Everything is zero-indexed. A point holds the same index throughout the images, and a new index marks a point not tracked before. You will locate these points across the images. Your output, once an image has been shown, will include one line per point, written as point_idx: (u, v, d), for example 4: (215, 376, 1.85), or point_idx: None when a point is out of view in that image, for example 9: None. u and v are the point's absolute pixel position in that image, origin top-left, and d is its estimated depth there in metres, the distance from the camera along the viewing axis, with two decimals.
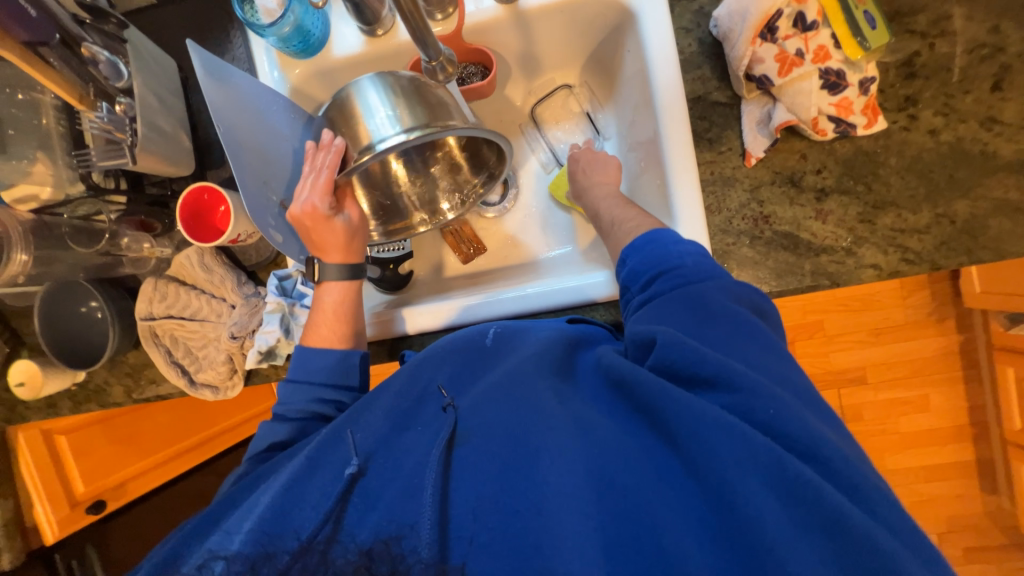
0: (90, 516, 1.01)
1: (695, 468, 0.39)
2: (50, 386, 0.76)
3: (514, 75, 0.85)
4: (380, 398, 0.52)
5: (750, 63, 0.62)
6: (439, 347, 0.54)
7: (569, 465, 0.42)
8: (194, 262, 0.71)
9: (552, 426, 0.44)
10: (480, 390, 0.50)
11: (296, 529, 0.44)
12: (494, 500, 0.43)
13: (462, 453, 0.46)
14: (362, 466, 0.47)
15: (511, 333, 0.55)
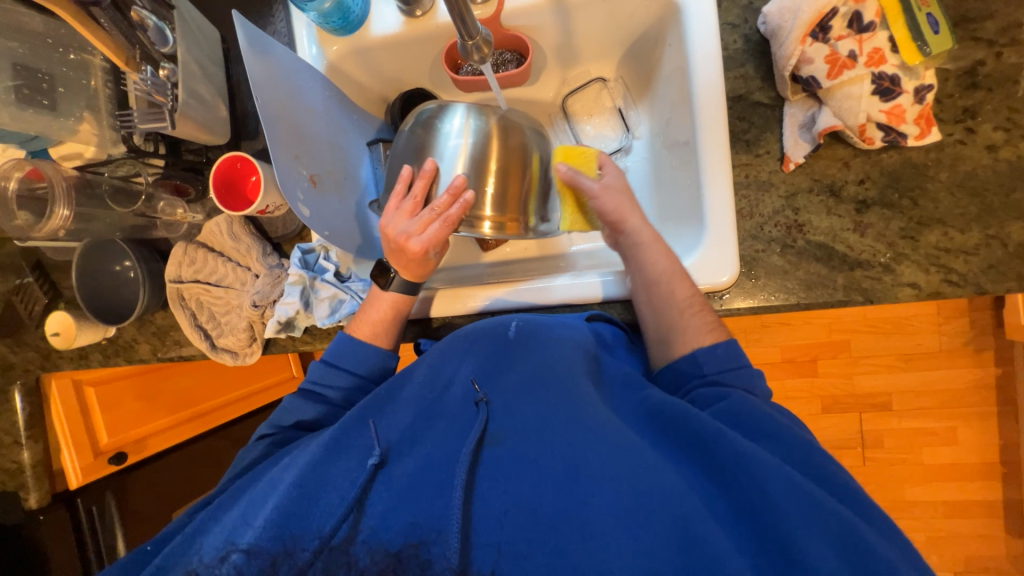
0: (111, 467, 1.04)
1: (733, 482, 0.41)
2: (82, 339, 0.79)
3: (550, 65, 0.83)
4: (405, 393, 0.51)
5: (798, 63, 0.59)
6: (467, 338, 0.53)
7: (616, 481, 0.41)
8: (223, 229, 0.73)
9: (595, 435, 0.44)
10: (514, 390, 0.50)
11: (315, 527, 0.43)
12: (535, 510, 0.41)
13: (495, 453, 0.45)
14: (383, 456, 0.46)
15: (535, 329, 0.55)
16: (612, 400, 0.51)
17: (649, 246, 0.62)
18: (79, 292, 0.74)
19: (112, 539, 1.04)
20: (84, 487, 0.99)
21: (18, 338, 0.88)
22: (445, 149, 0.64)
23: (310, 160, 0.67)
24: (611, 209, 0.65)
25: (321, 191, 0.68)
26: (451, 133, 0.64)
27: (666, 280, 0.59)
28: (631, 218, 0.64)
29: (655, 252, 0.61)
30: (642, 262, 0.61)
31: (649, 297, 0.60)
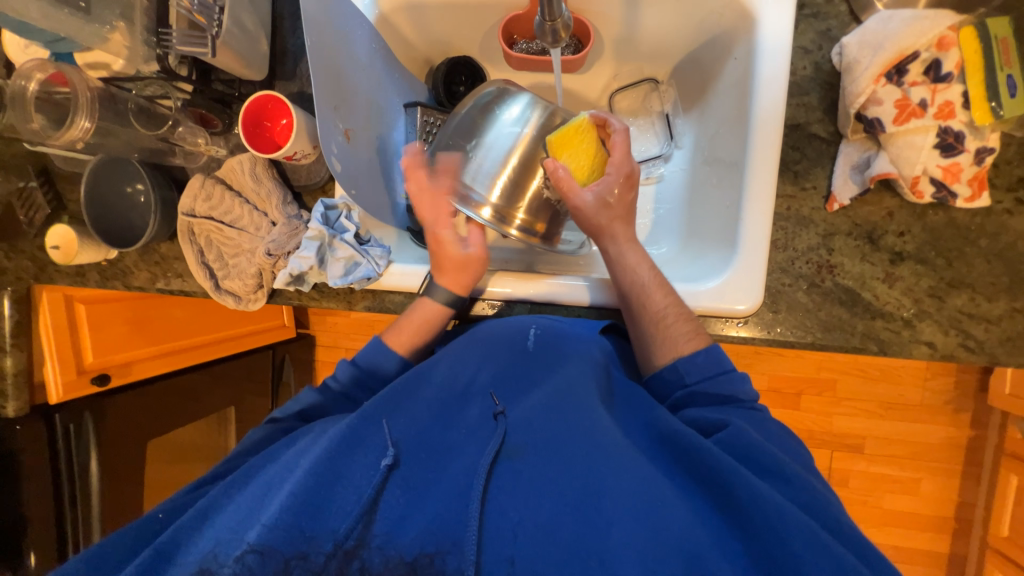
0: (94, 387, 1.03)
1: (740, 513, 0.41)
2: (83, 257, 0.77)
3: (605, 56, 0.80)
4: (422, 394, 0.52)
5: (866, 102, 0.57)
6: (480, 340, 0.56)
7: (632, 507, 0.41)
8: (246, 169, 0.70)
9: (615, 460, 0.44)
10: (533, 406, 0.50)
11: (329, 527, 0.40)
12: (553, 533, 0.40)
13: (512, 467, 0.44)
14: (397, 459, 0.45)
15: (556, 336, 0.57)
16: (623, 421, 0.51)
17: (631, 257, 0.60)
18: (87, 212, 0.71)
19: (86, 457, 0.98)
20: (64, 403, 0.98)
21: (14, 244, 0.85)
22: (502, 134, 0.68)
23: (347, 114, 0.65)
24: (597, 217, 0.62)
25: (354, 147, 0.66)
26: (511, 122, 0.68)
27: (640, 292, 0.58)
28: (615, 225, 0.62)
29: (637, 267, 0.60)
30: (624, 274, 0.60)
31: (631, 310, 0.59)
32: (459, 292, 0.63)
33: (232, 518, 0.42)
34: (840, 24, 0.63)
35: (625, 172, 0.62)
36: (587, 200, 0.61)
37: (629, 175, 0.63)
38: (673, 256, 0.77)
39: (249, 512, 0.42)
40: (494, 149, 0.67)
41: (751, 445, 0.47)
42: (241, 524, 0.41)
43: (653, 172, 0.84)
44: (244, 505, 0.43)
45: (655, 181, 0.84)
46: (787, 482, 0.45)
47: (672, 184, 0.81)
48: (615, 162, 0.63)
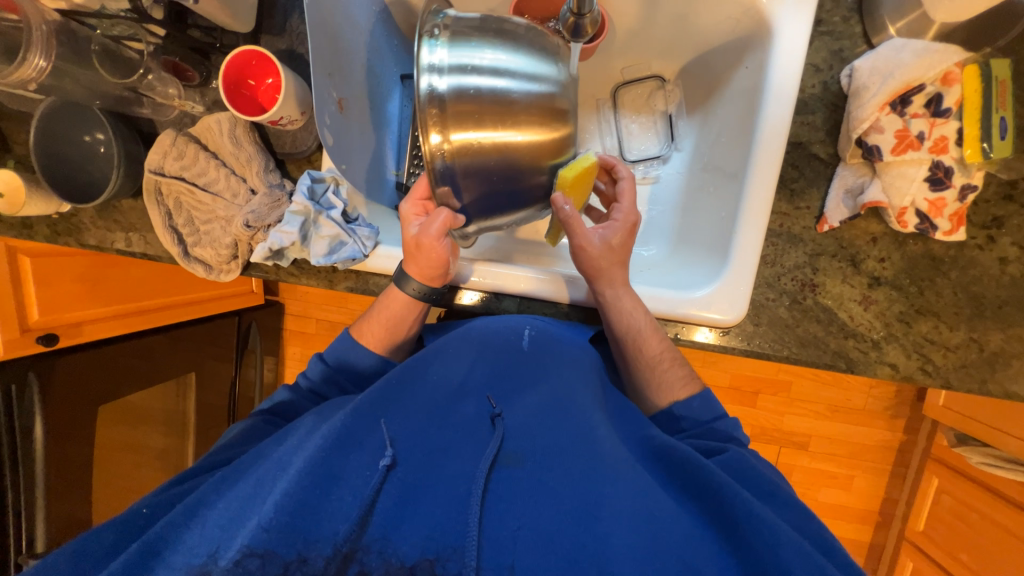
0: (40, 347, 0.96)
1: (734, 527, 0.43)
2: (30, 208, 0.70)
3: (616, 47, 0.78)
4: (416, 391, 0.52)
5: (868, 129, 0.58)
6: (481, 343, 0.56)
7: (630, 520, 0.42)
8: (224, 130, 0.65)
9: (614, 470, 0.45)
10: (529, 411, 0.51)
11: (328, 531, 0.41)
12: (551, 542, 0.41)
13: (512, 474, 0.45)
14: (394, 459, 0.45)
15: (548, 339, 0.56)
16: (619, 428, 0.52)
17: (626, 304, 0.59)
18: (36, 157, 0.65)
19: (30, 421, 0.92)
20: (6, 362, 0.90)
21: None
22: (496, 66, 0.51)
23: (342, 82, 0.60)
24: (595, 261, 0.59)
25: (347, 119, 0.62)
26: (510, 57, 0.52)
27: (636, 338, 0.59)
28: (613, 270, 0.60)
29: (635, 314, 0.59)
30: (619, 319, 0.59)
31: (627, 352, 0.60)
32: (428, 284, 0.60)
33: (225, 507, 0.43)
34: (852, 45, 0.63)
35: (631, 221, 0.62)
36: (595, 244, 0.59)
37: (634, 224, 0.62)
38: (663, 259, 0.77)
39: (243, 508, 0.43)
40: (482, 81, 0.50)
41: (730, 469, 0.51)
42: (235, 522, 0.42)
43: (649, 172, 0.83)
44: (237, 500, 0.44)
45: (651, 182, 0.83)
46: (778, 501, 0.49)
47: (669, 188, 0.81)
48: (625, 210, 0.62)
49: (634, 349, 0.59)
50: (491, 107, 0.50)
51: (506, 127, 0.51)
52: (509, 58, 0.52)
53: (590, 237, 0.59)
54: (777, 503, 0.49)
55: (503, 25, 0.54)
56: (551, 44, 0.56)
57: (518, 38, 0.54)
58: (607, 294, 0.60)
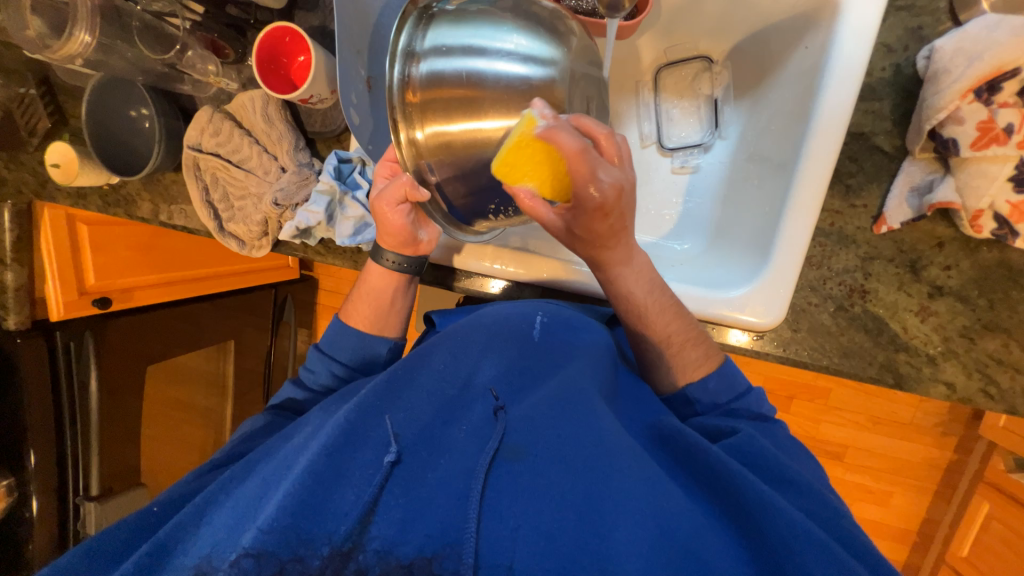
0: (95, 309, 1.02)
1: (744, 516, 0.41)
2: (83, 180, 0.73)
3: (660, 25, 0.73)
4: (422, 381, 0.52)
5: (945, 119, 0.51)
6: (489, 334, 0.56)
7: (637, 512, 0.40)
8: (258, 107, 0.66)
9: (619, 461, 0.43)
10: (533, 403, 0.50)
11: (328, 531, 0.41)
12: (552, 539, 0.40)
13: (513, 470, 0.44)
14: (399, 455, 0.45)
15: (558, 326, 0.58)
16: (626, 418, 0.51)
17: (626, 282, 0.55)
18: (87, 129, 0.68)
19: (86, 375, 1.00)
20: (65, 321, 0.98)
21: (15, 155, 0.84)
22: (476, 45, 0.46)
23: (370, 60, 0.59)
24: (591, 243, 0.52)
25: (375, 99, 0.60)
26: (501, 35, 0.46)
27: (640, 320, 0.57)
28: (614, 250, 0.52)
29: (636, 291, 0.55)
30: (621, 293, 0.56)
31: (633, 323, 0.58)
32: (403, 255, 0.63)
33: (226, 518, 0.43)
34: (933, 22, 0.56)
35: (601, 204, 0.45)
36: (556, 221, 0.48)
37: (624, 201, 0.46)
38: (697, 255, 0.72)
39: (245, 512, 0.43)
40: (450, 64, 0.46)
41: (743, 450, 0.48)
42: (237, 526, 0.42)
43: (689, 161, 0.78)
44: (241, 504, 0.44)
45: (689, 172, 0.78)
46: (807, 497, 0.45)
47: (708, 179, 0.76)
48: (613, 187, 0.44)
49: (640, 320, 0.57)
50: (457, 92, 0.46)
51: (481, 117, 0.46)
52: (492, 36, 0.46)
53: (551, 219, 0.48)
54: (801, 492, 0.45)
55: (529, 9, 0.48)
56: (576, 25, 0.51)
57: (535, 19, 0.48)
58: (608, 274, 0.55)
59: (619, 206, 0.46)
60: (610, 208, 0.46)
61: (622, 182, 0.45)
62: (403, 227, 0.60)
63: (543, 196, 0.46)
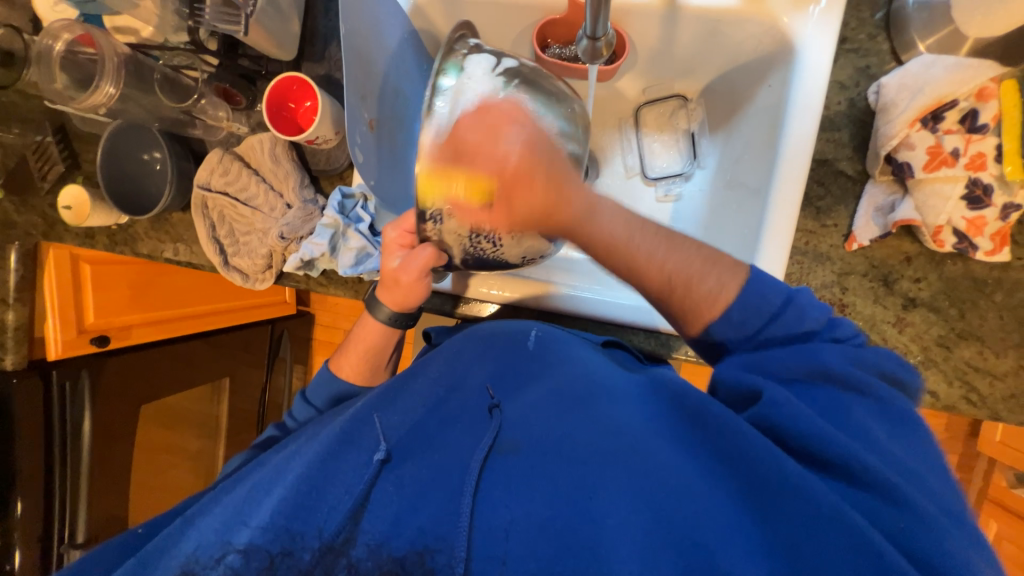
0: (94, 347, 1.03)
1: (766, 491, 0.40)
2: (93, 220, 0.76)
3: (638, 68, 0.80)
4: (414, 388, 0.58)
5: (898, 145, 0.57)
6: (489, 350, 0.61)
7: (629, 496, 0.42)
8: (266, 148, 0.71)
9: (615, 448, 0.45)
10: (524, 403, 0.53)
11: (318, 527, 0.44)
12: (545, 527, 0.41)
13: (506, 464, 0.46)
14: (389, 454, 0.49)
15: (554, 337, 0.62)
16: (629, 403, 0.51)
17: (674, 263, 0.48)
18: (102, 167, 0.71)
19: (80, 414, 1.00)
20: (62, 360, 0.98)
21: (26, 198, 0.88)
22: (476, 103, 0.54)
23: (373, 104, 0.64)
24: (619, 234, 0.47)
25: (376, 138, 0.65)
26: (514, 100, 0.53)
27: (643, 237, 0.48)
28: (603, 228, 0.47)
29: (694, 277, 0.47)
30: (664, 284, 0.48)
31: (676, 315, 0.50)
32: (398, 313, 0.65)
33: (218, 517, 0.45)
34: (880, 62, 0.63)
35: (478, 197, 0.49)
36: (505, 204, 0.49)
37: (540, 154, 0.48)
38: None
39: (237, 513, 0.45)
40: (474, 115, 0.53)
41: (781, 421, 0.43)
42: (225, 526, 0.43)
43: (672, 189, 0.83)
44: (231, 508, 0.45)
45: (673, 199, 0.83)
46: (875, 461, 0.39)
47: (691, 204, 0.81)
48: (499, 153, 0.48)
49: (683, 311, 0.49)
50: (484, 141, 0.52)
51: None
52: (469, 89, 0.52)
53: (494, 217, 0.49)
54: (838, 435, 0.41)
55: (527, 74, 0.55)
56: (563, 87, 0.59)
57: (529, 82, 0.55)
58: (647, 268, 0.48)
59: (535, 160, 0.48)
60: (532, 161, 0.48)
61: (513, 143, 0.48)
62: (409, 293, 0.63)
63: (472, 202, 0.48)
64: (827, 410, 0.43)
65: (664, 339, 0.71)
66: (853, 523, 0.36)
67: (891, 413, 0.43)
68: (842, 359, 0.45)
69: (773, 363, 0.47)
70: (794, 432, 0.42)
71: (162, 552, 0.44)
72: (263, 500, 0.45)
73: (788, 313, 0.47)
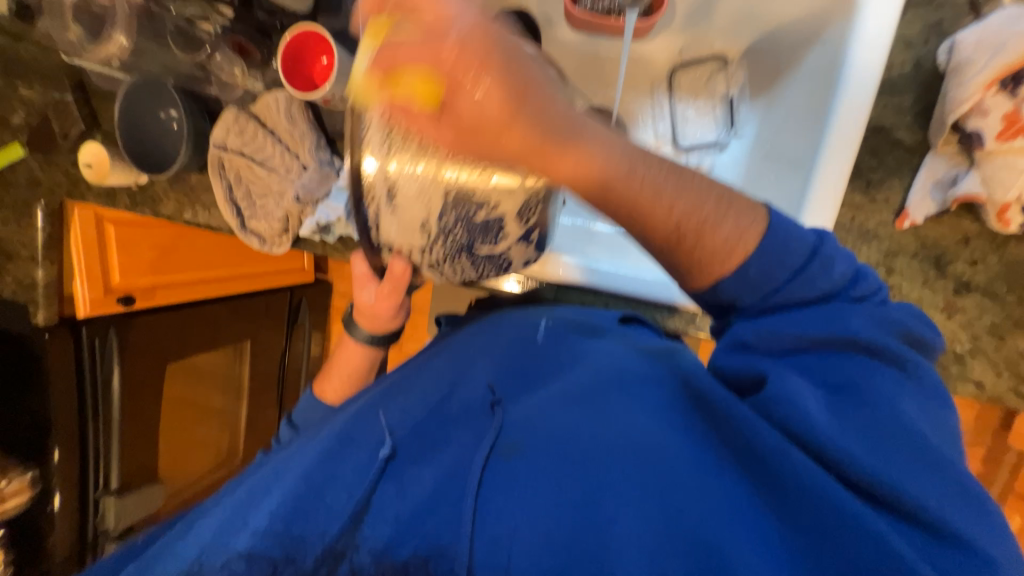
0: (120, 307, 1.05)
1: (789, 500, 0.38)
2: (112, 180, 0.76)
3: (676, 25, 0.74)
4: (418, 384, 0.59)
5: (969, 111, 0.51)
6: (493, 346, 0.62)
7: (639, 498, 0.40)
8: (281, 107, 0.69)
9: (621, 446, 0.44)
10: (527, 400, 0.52)
11: (319, 532, 0.45)
12: (550, 538, 0.40)
13: (509, 466, 0.45)
14: (392, 450, 0.51)
15: (559, 332, 0.63)
16: (636, 397, 0.49)
17: (683, 206, 0.38)
18: (120, 118, 0.71)
19: (109, 370, 1.03)
20: (91, 318, 1.00)
21: (50, 157, 0.88)
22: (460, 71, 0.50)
23: None
24: (619, 158, 0.36)
25: None
26: None
27: (643, 193, 0.37)
28: (594, 152, 0.35)
29: (709, 229, 0.38)
30: (675, 233, 0.38)
31: (687, 274, 0.41)
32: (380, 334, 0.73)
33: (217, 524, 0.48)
34: (955, 16, 0.56)
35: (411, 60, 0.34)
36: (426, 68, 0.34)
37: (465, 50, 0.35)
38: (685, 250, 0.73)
39: (232, 516, 0.49)
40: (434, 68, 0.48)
41: (809, 425, 0.38)
42: (220, 533, 0.47)
43: (704, 159, 0.78)
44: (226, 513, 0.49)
45: (705, 171, 0.78)
46: (920, 456, 0.36)
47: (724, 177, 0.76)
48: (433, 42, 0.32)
49: (698, 272, 0.41)
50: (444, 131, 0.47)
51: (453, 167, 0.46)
52: None
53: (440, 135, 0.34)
54: (862, 401, 0.38)
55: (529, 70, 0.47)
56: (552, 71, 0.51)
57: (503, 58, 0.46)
58: (649, 207, 0.38)
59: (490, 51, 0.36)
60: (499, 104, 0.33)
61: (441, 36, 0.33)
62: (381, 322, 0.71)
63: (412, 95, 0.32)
64: (836, 388, 0.39)
65: (690, 317, 0.69)
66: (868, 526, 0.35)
67: (925, 383, 0.40)
68: (870, 324, 0.40)
69: (778, 336, 0.41)
70: (808, 433, 0.38)
71: (161, 558, 0.48)
72: (259, 506, 0.48)
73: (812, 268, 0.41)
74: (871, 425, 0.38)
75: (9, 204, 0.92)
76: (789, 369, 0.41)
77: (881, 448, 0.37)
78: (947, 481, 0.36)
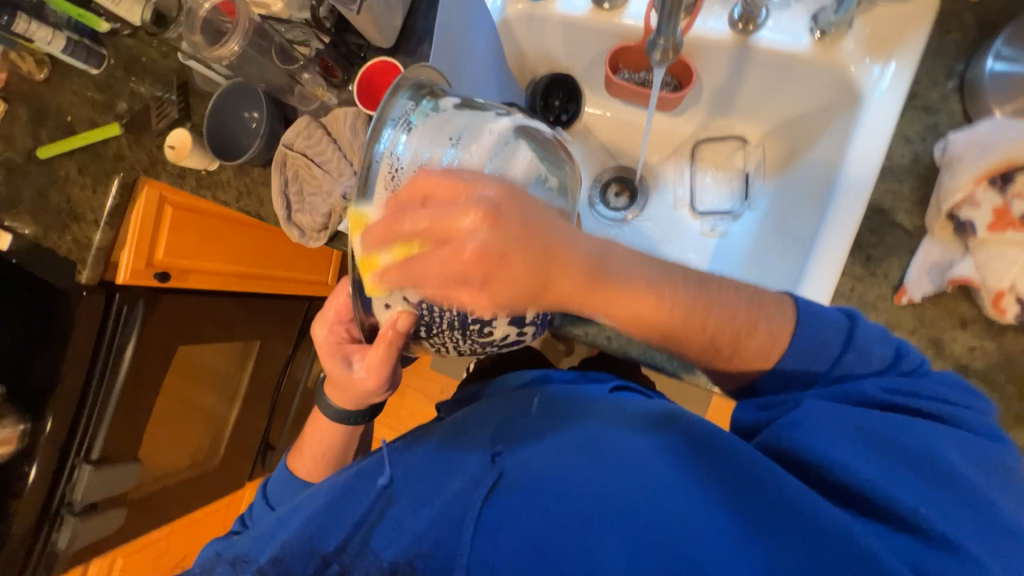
0: (154, 281, 1.12)
1: (783, 539, 0.44)
2: (189, 162, 0.87)
3: (700, 105, 0.83)
4: (428, 444, 0.62)
5: (962, 201, 0.57)
6: (501, 408, 0.64)
7: (618, 530, 0.47)
8: (348, 120, 0.78)
9: (609, 484, 0.50)
10: (542, 449, 0.56)
11: (331, 537, 0.56)
12: (539, 551, 0.48)
13: (503, 501, 0.52)
14: (389, 481, 0.59)
15: (562, 395, 0.64)
16: (633, 439, 0.54)
17: (716, 319, 0.49)
18: (211, 107, 0.82)
19: (125, 340, 1.08)
20: (126, 286, 1.08)
21: (137, 137, 0.99)
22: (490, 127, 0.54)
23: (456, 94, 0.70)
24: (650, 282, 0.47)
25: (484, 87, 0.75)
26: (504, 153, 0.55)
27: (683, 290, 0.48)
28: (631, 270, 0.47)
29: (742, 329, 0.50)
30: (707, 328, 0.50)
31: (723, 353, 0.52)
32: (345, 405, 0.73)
33: None
34: (950, 123, 0.64)
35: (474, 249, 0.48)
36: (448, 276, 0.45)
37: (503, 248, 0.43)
38: None
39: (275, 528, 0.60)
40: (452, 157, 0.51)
41: (798, 449, 0.48)
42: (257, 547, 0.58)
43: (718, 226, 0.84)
44: None
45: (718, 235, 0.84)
46: (932, 490, 0.43)
47: (735, 240, 0.82)
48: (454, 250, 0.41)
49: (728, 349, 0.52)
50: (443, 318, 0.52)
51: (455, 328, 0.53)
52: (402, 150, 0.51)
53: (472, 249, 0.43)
54: (899, 429, 0.47)
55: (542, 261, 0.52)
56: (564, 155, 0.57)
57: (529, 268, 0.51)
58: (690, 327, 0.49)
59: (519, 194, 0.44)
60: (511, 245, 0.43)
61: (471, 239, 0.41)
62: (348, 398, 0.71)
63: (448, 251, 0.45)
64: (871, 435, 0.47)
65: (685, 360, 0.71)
66: (856, 548, 0.41)
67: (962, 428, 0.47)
68: (877, 385, 0.50)
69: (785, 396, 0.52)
70: (790, 453, 0.48)
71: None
72: (289, 524, 0.59)
73: (847, 356, 0.51)
74: (876, 441, 0.46)
75: (91, 172, 1.02)
76: (818, 399, 0.50)
77: (883, 470, 0.45)
78: (945, 491, 0.43)
